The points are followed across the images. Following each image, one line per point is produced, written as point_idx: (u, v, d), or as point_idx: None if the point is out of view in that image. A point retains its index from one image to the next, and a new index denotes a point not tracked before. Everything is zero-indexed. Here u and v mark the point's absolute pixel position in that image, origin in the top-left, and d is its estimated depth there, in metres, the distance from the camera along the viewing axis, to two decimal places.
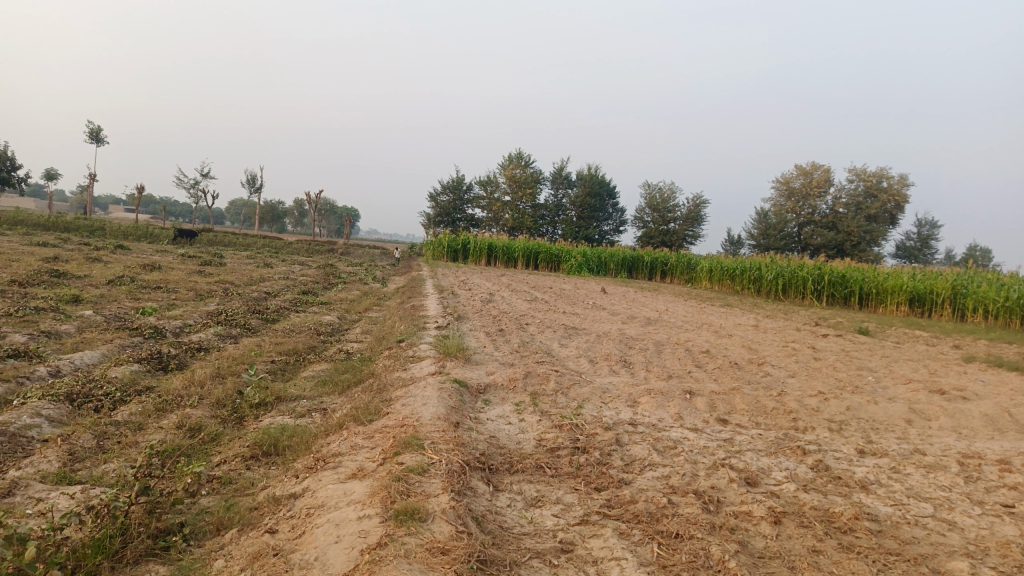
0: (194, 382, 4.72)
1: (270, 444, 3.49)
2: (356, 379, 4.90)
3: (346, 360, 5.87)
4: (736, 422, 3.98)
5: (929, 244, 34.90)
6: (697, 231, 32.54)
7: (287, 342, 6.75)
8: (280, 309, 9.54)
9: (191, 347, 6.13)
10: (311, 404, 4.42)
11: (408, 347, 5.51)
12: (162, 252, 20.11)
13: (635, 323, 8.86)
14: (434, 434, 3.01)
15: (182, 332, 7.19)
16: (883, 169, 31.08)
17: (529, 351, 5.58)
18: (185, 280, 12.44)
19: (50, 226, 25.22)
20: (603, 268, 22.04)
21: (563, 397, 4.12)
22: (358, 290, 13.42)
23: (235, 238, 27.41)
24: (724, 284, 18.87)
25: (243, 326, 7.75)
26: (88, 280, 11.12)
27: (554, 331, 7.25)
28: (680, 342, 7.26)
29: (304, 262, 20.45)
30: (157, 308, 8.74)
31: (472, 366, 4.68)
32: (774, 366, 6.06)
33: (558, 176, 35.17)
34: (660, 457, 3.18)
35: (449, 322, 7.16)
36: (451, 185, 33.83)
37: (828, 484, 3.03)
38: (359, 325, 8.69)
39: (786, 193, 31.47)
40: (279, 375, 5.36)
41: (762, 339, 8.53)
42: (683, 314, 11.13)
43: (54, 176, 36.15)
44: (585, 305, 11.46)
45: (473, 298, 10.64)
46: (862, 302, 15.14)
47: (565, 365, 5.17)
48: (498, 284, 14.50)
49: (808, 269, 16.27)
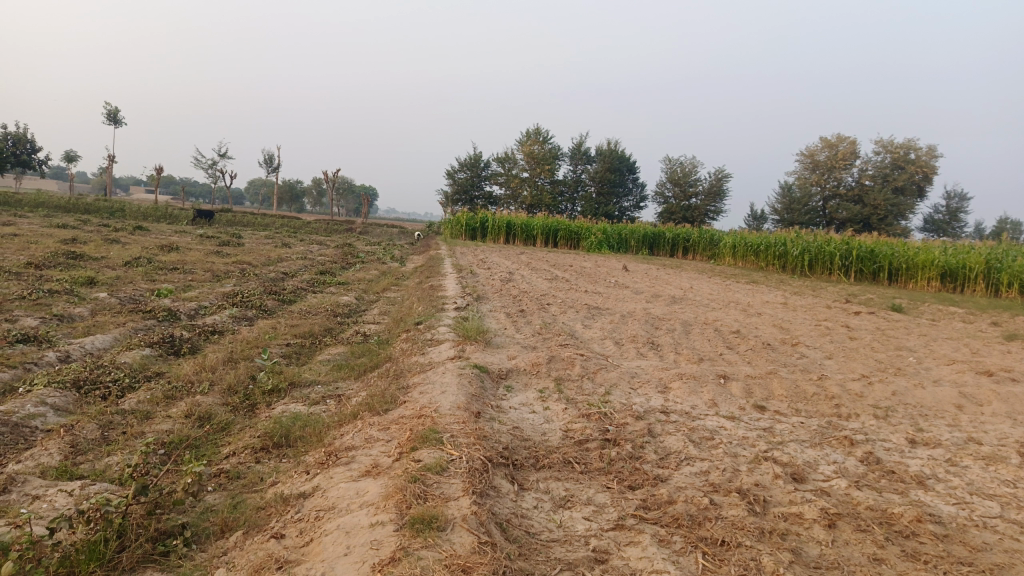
0: (205, 367, 4.55)
1: (281, 435, 3.30)
2: (373, 363, 4.71)
3: (362, 343, 5.68)
4: (775, 410, 3.73)
5: (958, 217, 34.08)
6: (719, 206, 32.03)
7: (303, 324, 6.58)
8: (296, 289, 9.38)
9: (204, 330, 5.97)
10: (325, 390, 4.24)
11: (426, 329, 5.31)
12: (181, 232, 20.05)
13: (659, 302, 8.60)
14: (453, 426, 2.80)
15: (196, 314, 7.04)
16: (911, 140, 30.27)
17: (551, 333, 5.35)
18: (202, 261, 12.33)
19: (71, 207, 25.30)
20: (623, 244, 21.71)
21: (589, 383, 3.89)
22: (376, 269, 13.25)
23: (253, 218, 27.34)
24: (748, 260, 18.49)
25: (258, 307, 7.59)
26: (105, 262, 11.02)
27: (577, 311, 7.01)
28: (707, 321, 6.99)
29: (322, 241, 20.33)
30: (173, 289, 8.61)
31: (493, 350, 4.46)
32: (809, 347, 5.78)
33: (578, 152, 34.67)
34: (697, 449, 2.95)
35: (469, 302, 6.95)
36: (469, 162, 33.49)
37: (882, 480, 2.78)
38: (376, 305, 8.51)
39: (811, 166, 30.80)
40: (293, 359, 5.18)
41: (792, 317, 8.23)
42: (708, 292, 10.83)
43: (75, 158, 36.28)
44: (607, 283, 11.19)
45: (492, 277, 10.41)
46: (891, 277, 14.73)
47: (590, 347, 4.94)
48: (518, 262, 14.25)
49: (835, 244, 15.84)
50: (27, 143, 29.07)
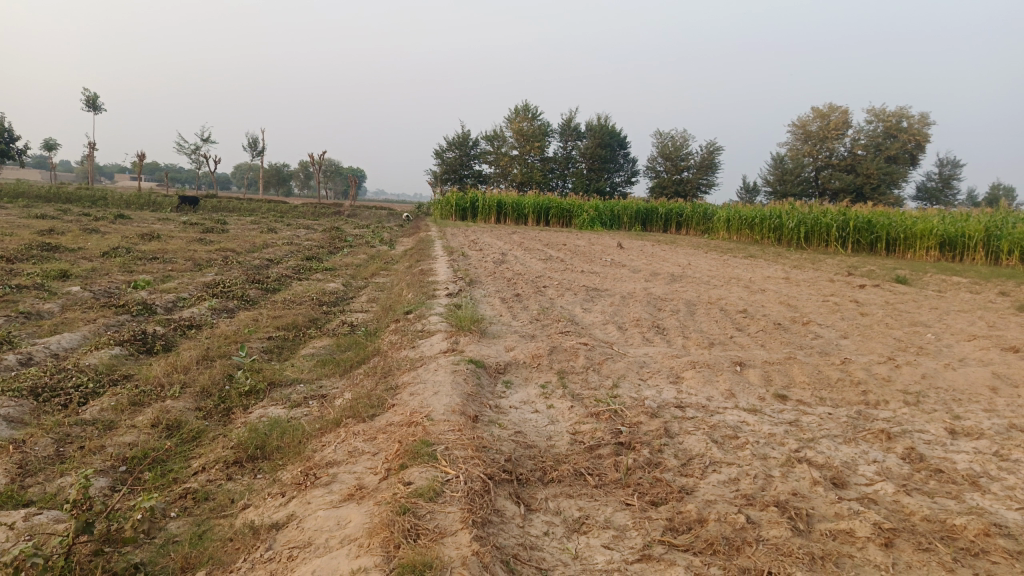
0: (177, 367, 4.20)
1: (256, 447, 2.96)
2: (359, 358, 4.37)
3: (349, 334, 5.33)
4: (798, 400, 3.44)
5: (952, 184, 33.82)
6: (711, 179, 31.65)
7: (286, 314, 6.22)
8: (281, 277, 8.99)
9: (181, 325, 5.60)
10: (308, 389, 3.90)
11: (416, 319, 4.96)
12: (165, 220, 19.54)
13: (658, 280, 8.26)
14: (448, 436, 2.47)
15: (174, 307, 6.66)
16: (903, 108, 29.92)
17: (550, 320, 5.01)
18: (184, 249, 11.91)
19: (51, 197, 24.73)
20: (616, 221, 21.35)
21: (595, 376, 3.57)
22: (364, 253, 12.87)
23: (239, 203, 26.80)
24: (742, 233, 18.18)
25: (240, 298, 7.21)
26: (82, 253, 10.60)
27: (575, 293, 6.66)
28: (712, 301, 6.66)
29: (309, 225, 19.88)
30: (151, 281, 8.22)
31: (489, 341, 4.12)
32: (822, 326, 5.46)
33: (568, 128, 34.12)
34: (722, 452, 2.64)
35: (461, 287, 6.60)
36: (456, 141, 32.97)
37: (931, 482, 2.48)
38: (365, 292, 8.14)
39: (803, 137, 30.44)
40: (275, 355, 4.83)
41: (797, 293, 7.90)
42: (707, 269, 10.51)
43: (54, 145, 35.43)
44: (603, 261, 10.84)
45: (485, 259, 10.07)
46: (889, 248, 14.46)
47: (593, 334, 4.61)
48: (510, 242, 13.87)
49: (831, 215, 15.53)
50: (4, 132, 28.30)
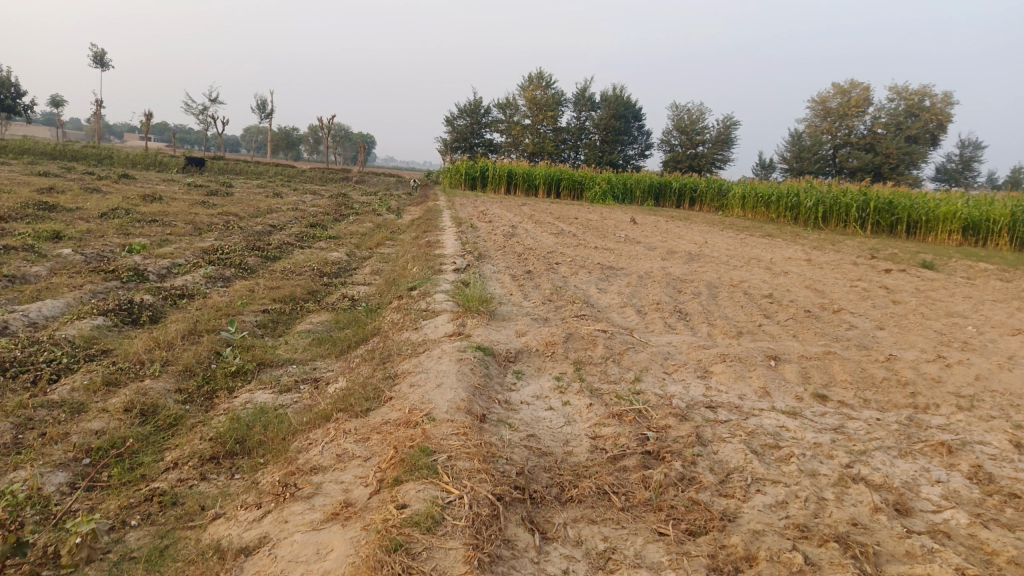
0: (161, 342, 3.88)
1: (236, 441, 2.64)
2: (357, 337, 4.04)
3: (349, 310, 4.99)
4: (840, 403, 3.10)
5: (972, 166, 33.05)
6: (726, 155, 31.02)
7: (284, 286, 5.88)
8: (282, 244, 8.65)
9: (171, 294, 5.28)
10: (300, 372, 3.58)
11: (421, 296, 4.62)
12: (170, 181, 19.19)
13: (676, 259, 7.88)
14: (450, 442, 2.14)
15: (167, 274, 6.34)
16: (927, 87, 29.12)
17: (564, 301, 4.66)
18: (184, 212, 11.56)
19: (57, 154, 24.36)
20: (628, 195, 20.89)
21: (615, 368, 3.23)
22: (370, 221, 12.50)
23: (246, 166, 26.37)
24: (758, 211, 17.72)
25: (238, 266, 6.88)
26: (80, 213, 10.28)
27: (590, 271, 6.30)
28: (734, 283, 6.29)
29: (315, 192, 19.46)
30: (147, 245, 7.88)
31: (498, 325, 3.78)
32: (855, 316, 5.08)
33: (582, 98, 33.41)
34: (764, 466, 2.31)
35: (469, 262, 6.24)
36: (468, 109, 32.32)
37: (1009, 511, 2.13)
38: (369, 263, 7.79)
39: (822, 113, 29.70)
40: (268, 331, 4.51)
41: (822, 277, 7.51)
42: (724, 248, 10.11)
43: (61, 101, 35.00)
44: (616, 237, 10.44)
45: (494, 232, 9.70)
46: (909, 231, 14.00)
47: (610, 318, 4.26)
48: (521, 215, 13.46)
49: (851, 195, 15.03)
50: (10, 87, 27.85)
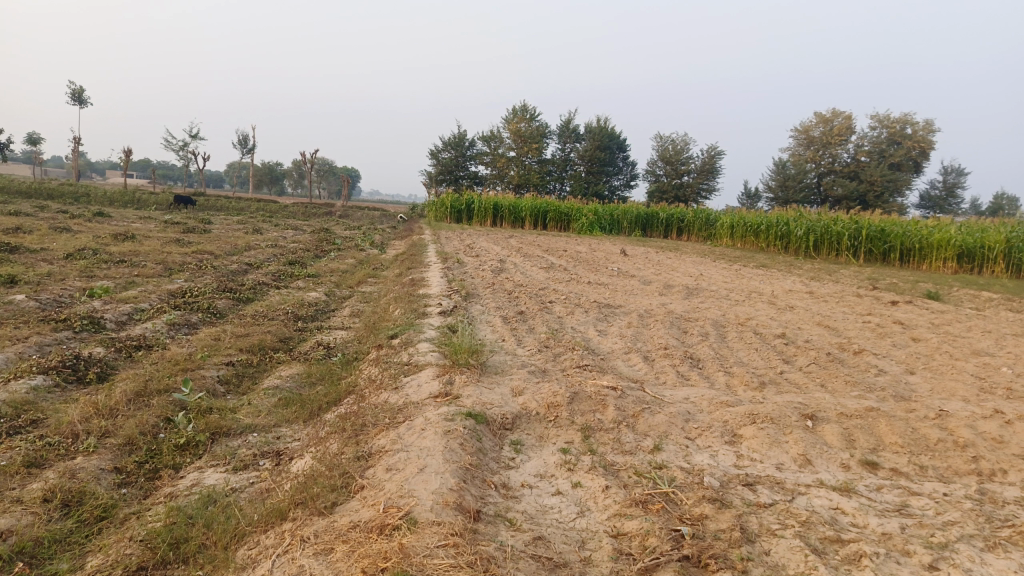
0: (102, 408, 3.35)
1: (171, 544, 2.13)
2: (330, 396, 3.54)
3: (322, 361, 4.49)
4: (894, 472, 2.65)
5: (955, 192, 33.18)
6: (711, 184, 30.95)
7: (254, 332, 5.38)
8: (257, 285, 8.15)
9: (126, 345, 4.76)
10: (260, 443, 3.07)
11: (403, 344, 4.14)
12: (147, 219, 18.64)
13: (674, 294, 7.47)
14: (436, 562, 1.65)
15: (127, 322, 5.82)
16: (908, 115, 29.30)
17: (562, 348, 4.20)
18: (157, 252, 11.02)
19: (33, 192, 23.77)
20: (615, 226, 20.60)
21: (629, 435, 2.75)
22: (352, 258, 12.03)
23: (228, 203, 25.89)
24: (747, 240, 17.43)
25: (206, 310, 6.37)
26: (44, 254, 9.73)
27: (586, 310, 5.85)
28: (740, 321, 5.86)
29: (298, 227, 19.01)
30: (110, 288, 7.34)
31: (491, 382, 3.29)
32: (880, 358, 4.65)
33: (566, 130, 33.33)
34: (833, 574, 1.84)
35: (456, 303, 5.79)
36: (452, 141, 32.12)
37: None
38: (348, 304, 7.30)
39: (805, 142, 29.75)
40: (231, 390, 4.02)
41: (830, 311, 7.09)
42: (721, 280, 9.71)
43: (39, 139, 34.42)
44: (609, 271, 10.03)
45: (482, 267, 9.26)
46: (903, 258, 13.71)
47: (616, 368, 3.80)
48: (509, 248, 13.05)
49: (842, 223, 14.74)
50: None
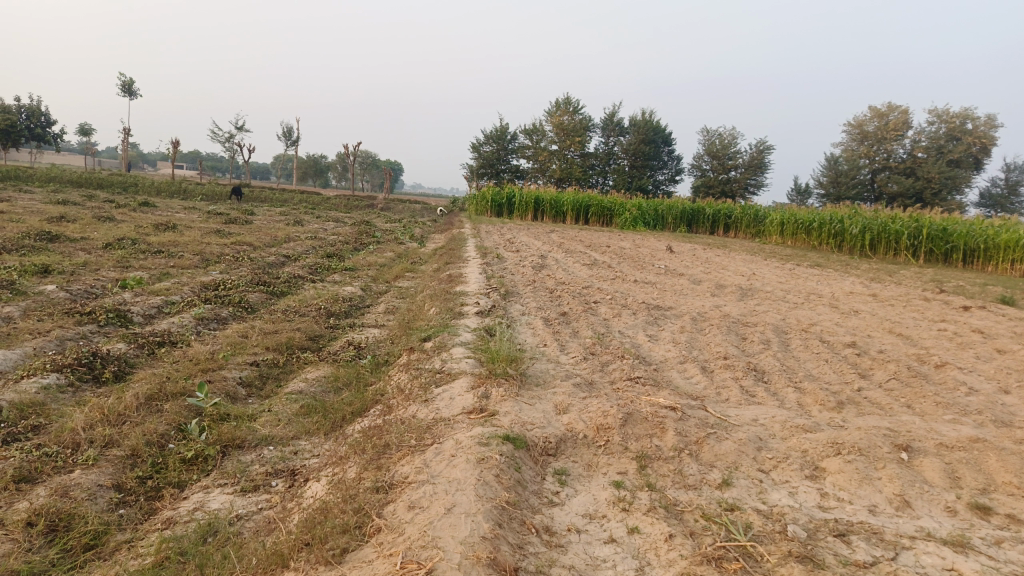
0: (109, 414, 3.08)
1: None
2: (354, 406, 3.22)
3: (350, 363, 4.18)
4: (1014, 520, 2.21)
5: (1019, 191, 31.60)
6: (760, 179, 30.05)
7: (283, 329, 5.11)
8: (291, 278, 7.93)
9: (148, 341, 4.52)
10: (273, 460, 2.76)
11: (436, 348, 3.80)
12: (191, 209, 18.74)
13: (727, 295, 7.00)
14: None
15: (155, 315, 5.60)
16: (969, 109, 27.98)
17: (611, 356, 3.81)
18: (195, 242, 10.91)
19: (83, 182, 24.14)
20: (660, 221, 20.02)
21: (693, 466, 2.36)
22: (390, 251, 11.78)
23: (272, 194, 26.00)
24: (797, 238, 16.72)
25: (237, 304, 6.14)
26: (84, 243, 9.69)
27: (634, 312, 5.44)
28: (803, 328, 5.38)
29: (338, 219, 18.86)
30: (143, 279, 7.17)
31: (531, 396, 2.92)
32: (966, 374, 4.15)
33: (610, 123, 32.68)
34: None
35: (496, 302, 5.44)
36: (495, 134, 31.79)
37: None
38: (384, 300, 7.01)
39: (859, 137, 28.64)
40: (251, 395, 3.73)
41: (899, 317, 6.54)
42: (775, 280, 9.18)
43: (90, 130, 35.11)
44: (655, 269, 9.58)
45: (522, 263, 8.90)
46: (966, 260, 12.92)
47: (672, 381, 3.40)
48: (550, 243, 12.66)
49: (901, 221, 13.97)
50: (41, 116, 27.89)
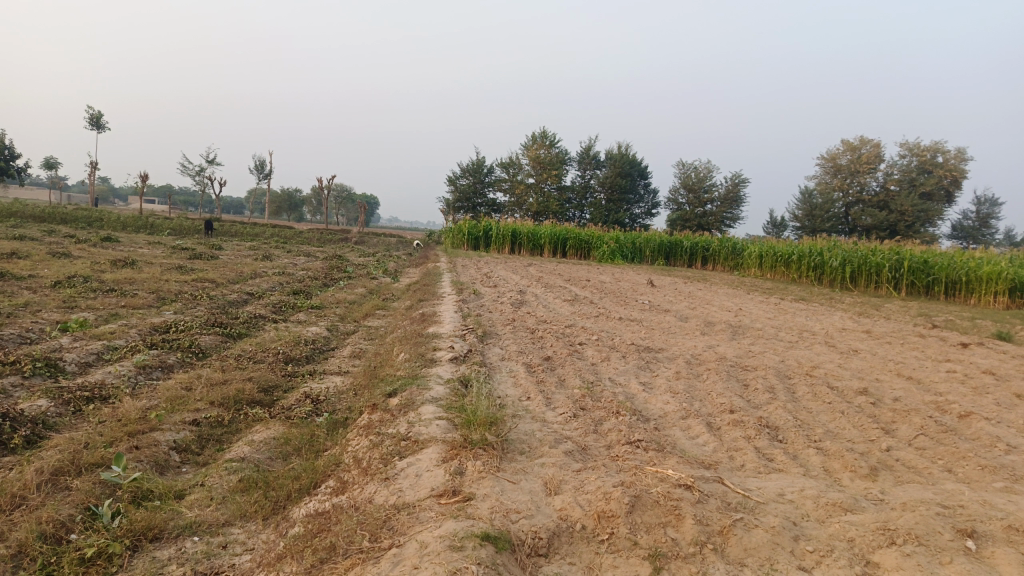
0: (0, 496, 2.52)
1: None
2: (303, 481, 2.69)
3: (305, 422, 3.64)
4: None
5: (989, 223, 31.91)
6: (735, 213, 30.05)
7: (233, 379, 4.55)
8: (251, 317, 7.37)
9: (75, 397, 3.95)
10: (194, 560, 2.21)
11: (401, 406, 3.28)
12: (155, 244, 18.09)
13: (719, 334, 6.57)
14: None
15: (92, 364, 5.01)
16: (938, 142, 28.32)
17: (604, 412, 3.32)
18: (154, 279, 10.30)
19: (46, 217, 23.31)
20: (638, 254, 19.73)
21: (720, 567, 1.87)
22: (362, 287, 11.25)
23: (243, 228, 25.38)
24: (777, 271, 16.47)
25: (187, 350, 5.58)
26: (30, 281, 9.05)
27: (624, 356, 4.97)
28: (807, 371, 4.93)
29: (310, 253, 18.28)
30: (87, 322, 6.57)
31: (514, 470, 2.43)
32: (995, 425, 3.72)
33: (587, 156, 32.62)
34: None
35: (472, 346, 4.94)
36: (470, 168, 31.55)
37: None
38: (350, 342, 6.47)
39: (832, 170, 28.79)
40: (185, 465, 3.17)
41: (901, 357, 6.15)
42: (764, 317, 8.78)
43: (57, 163, 34.28)
44: (639, 305, 9.16)
45: (500, 300, 8.42)
46: (948, 292, 12.68)
47: (678, 444, 2.92)
48: (528, 278, 12.22)
49: (881, 253, 13.76)
50: (5, 149, 27.08)
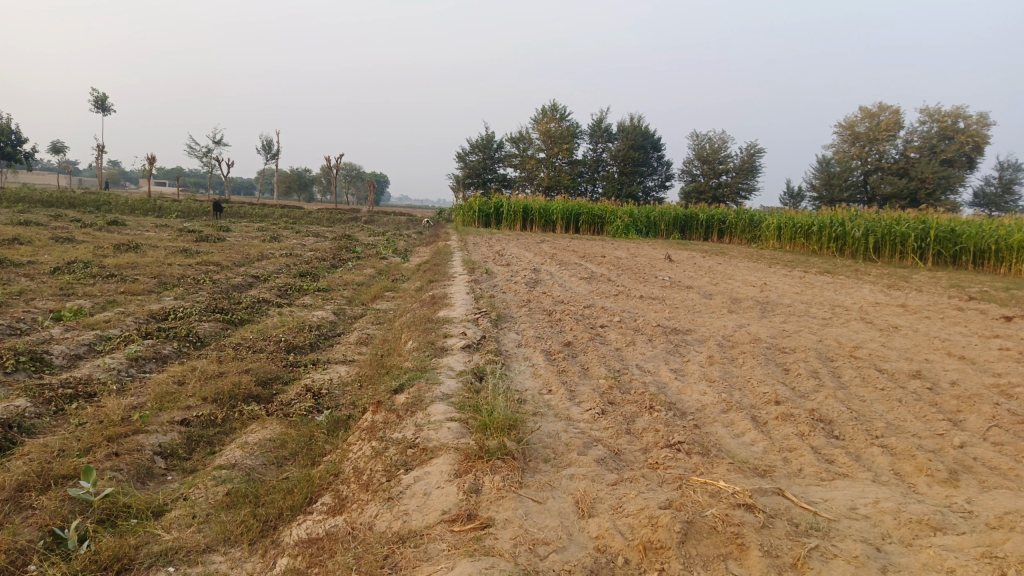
0: None
1: None
2: (296, 497, 2.35)
3: (304, 420, 3.31)
4: None
5: (1013, 189, 30.98)
6: (751, 184, 29.36)
7: (228, 371, 4.22)
8: (254, 302, 7.05)
9: (57, 395, 3.64)
10: None
11: (408, 404, 2.92)
12: (162, 227, 17.81)
13: (748, 312, 6.16)
14: None
15: (82, 356, 4.70)
16: (960, 107, 27.40)
17: (636, 407, 2.95)
18: (156, 263, 9.99)
19: (54, 201, 23.09)
20: (652, 228, 19.22)
21: None
22: (371, 267, 10.90)
23: (251, 209, 25.07)
24: (796, 242, 15.96)
25: (183, 338, 5.26)
26: (29, 268, 8.76)
27: (650, 339, 4.60)
28: (850, 352, 4.54)
29: (319, 233, 17.93)
30: (82, 310, 6.26)
31: (541, 485, 2.07)
32: None
33: (598, 129, 31.94)
34: None
35: (485, 331, 4.58)
36: (480, 143, 30.99)
37: None
38: (357, 327, 6.13)
39: (850, 138, 27.98)
40: (168, 473, 2.84)
41: (945, 333, 5.72)
42: (790, 291, 8.34)
43: (64, 147, 34.00)
44: (659, 281, 8.75)
45: (513, 278, 8.04)
46: (977, 262, 12.16)
47: (725, 446, 2.55)
48: (541, 254, 11.81)
49: (906, 223, 13.21)
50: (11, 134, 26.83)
